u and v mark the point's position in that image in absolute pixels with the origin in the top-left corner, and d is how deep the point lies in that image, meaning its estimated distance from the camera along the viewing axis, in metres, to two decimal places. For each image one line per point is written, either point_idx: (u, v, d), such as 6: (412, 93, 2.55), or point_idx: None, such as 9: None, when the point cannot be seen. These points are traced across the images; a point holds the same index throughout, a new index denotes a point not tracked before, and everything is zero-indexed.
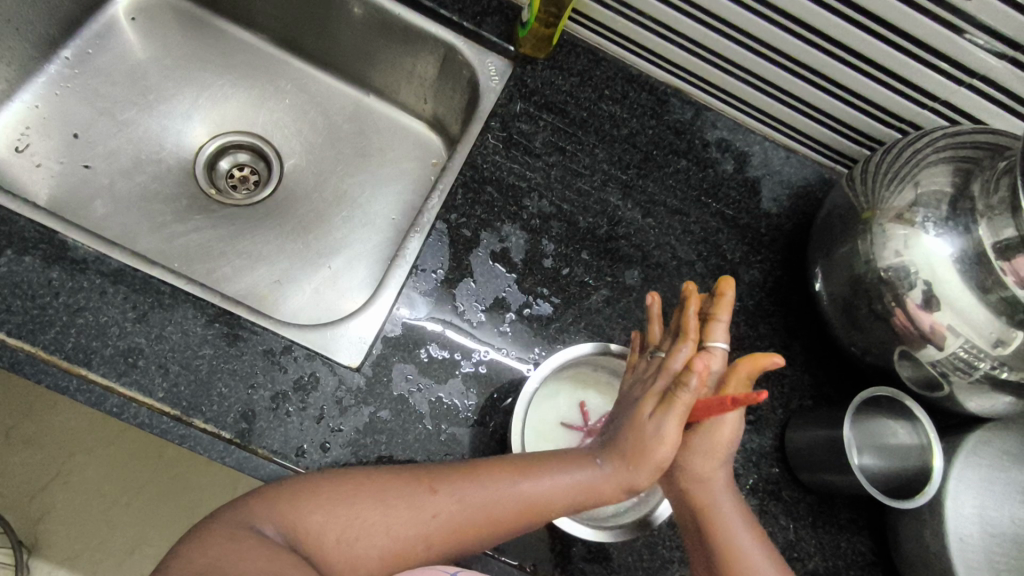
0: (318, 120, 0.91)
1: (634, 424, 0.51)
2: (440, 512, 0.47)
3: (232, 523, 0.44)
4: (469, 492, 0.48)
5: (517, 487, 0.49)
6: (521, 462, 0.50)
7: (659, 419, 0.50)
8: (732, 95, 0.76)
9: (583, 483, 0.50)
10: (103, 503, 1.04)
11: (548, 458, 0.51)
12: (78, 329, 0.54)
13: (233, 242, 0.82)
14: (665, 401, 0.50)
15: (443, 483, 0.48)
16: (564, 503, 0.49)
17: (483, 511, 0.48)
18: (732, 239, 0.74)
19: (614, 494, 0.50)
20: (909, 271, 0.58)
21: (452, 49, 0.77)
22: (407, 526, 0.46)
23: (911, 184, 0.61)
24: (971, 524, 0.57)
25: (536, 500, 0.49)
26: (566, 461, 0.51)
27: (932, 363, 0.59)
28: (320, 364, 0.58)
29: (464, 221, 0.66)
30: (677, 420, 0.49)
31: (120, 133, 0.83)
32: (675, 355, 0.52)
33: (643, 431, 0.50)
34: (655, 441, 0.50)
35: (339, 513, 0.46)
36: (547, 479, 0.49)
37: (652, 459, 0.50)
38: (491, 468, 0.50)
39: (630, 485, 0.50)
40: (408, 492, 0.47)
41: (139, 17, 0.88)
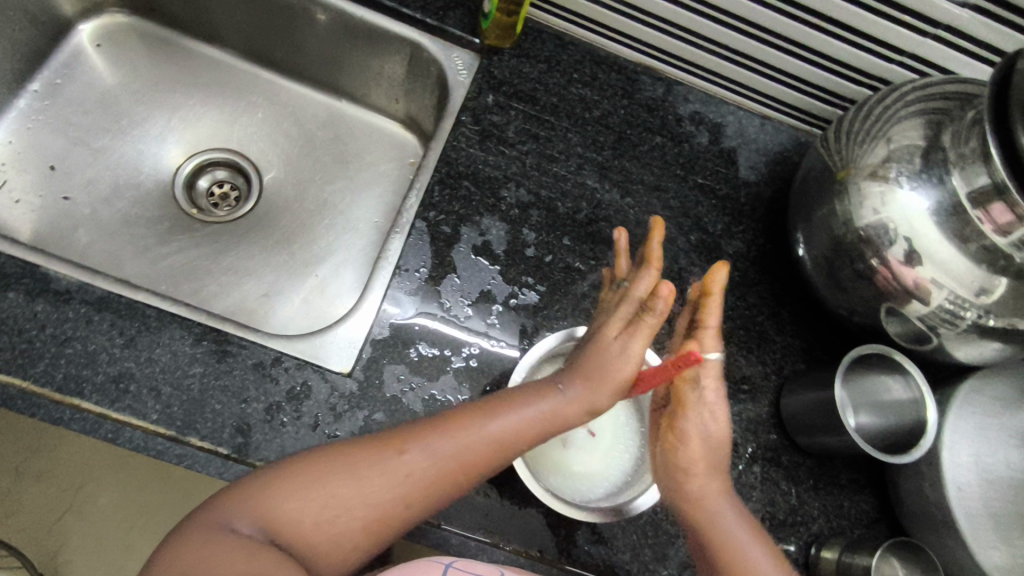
0: (293, 130, 0.91)
1: (598, 348, 0.52)
2: (409, 470, 0.46)
3: (207, 525, 0.41)
4: (438, 445, 0.47)
5: (483, 429, 0.48)
6: (481, 405, 0.50)
7: (622, 342, 0.52)
8: (702, 68, 0.76)
9: (551, 411, 0.50)
10: (119, 529, 1.05)
11: (509, 396, 0.51)
12: (66, 359, 0.54)
13: (218, 259, 0.82)
14: (631, 325, 0.52)
15: (404, 439, 0.47)
16: (536, 432, 0.50)
17: (454, 459, 0.47)
18: (713, 211, 0.74)
19: (584, 413, 0.51)
20: (887, 229, 0.58)
21: (418, 47, 0.77)
22: (382, 491, 0.45)
23: (884, 140, 0.61)
24: (967, 473, 0.58)
25: (505, 438, 0.49)
26: (529, 395, 0.51)
27: (919, 318, 0.60)
28: (310, 373, 0.58)
29: (443, 217, 0.66)
30: (642, 342, 0.51)
31: (96, 161, 0.83)
32: (639, 282, 0.52)
33: (607, 353, 0.52)
34: (623, 360, 0.51)
35: (312, 497, 0.44)
36: (516, 420, 0.49)
37: (616, 378, 0.51)
38: (451, 418, 0.49)
39: (597, 402, 0.51)
40: (373, 455, 0.46)
41: (105, 43, 0.88)
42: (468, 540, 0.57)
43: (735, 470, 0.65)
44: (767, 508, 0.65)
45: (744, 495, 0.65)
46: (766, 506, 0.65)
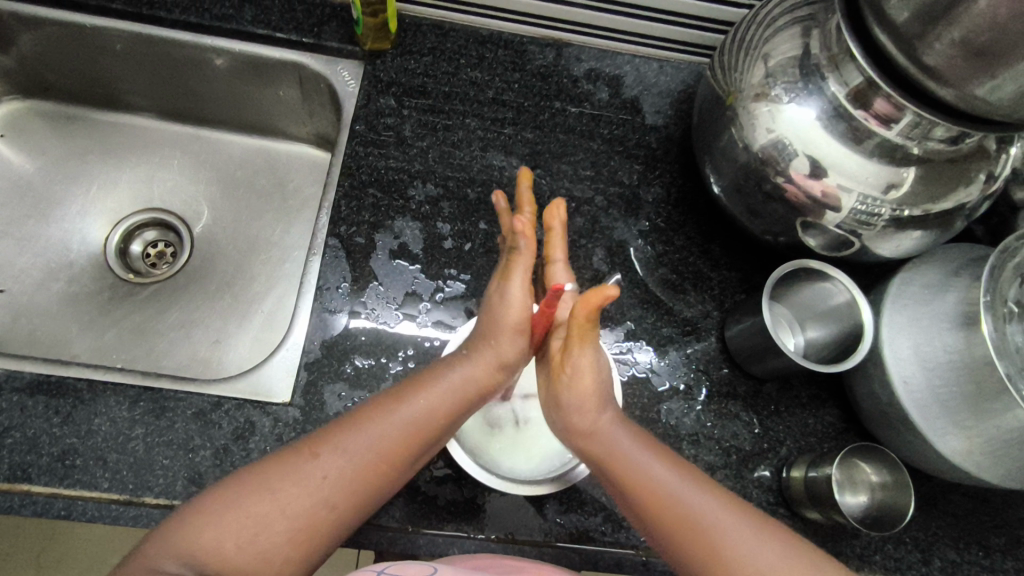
0: (212, 176, 0.91)
1: (489, 302, 0.55)
2: (327, 471, 0.47)
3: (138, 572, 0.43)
4: (352, 442, 0.48)
5: (397, 414, 0.50)
6: (397, 390, 0.52)
7: (504, 285, 0.54)
8: (586, 25, 0.75)
9: (458, 377, 0.52)
10: None
11: (421, 374, 0.53)
12: (9, 449, 0.55)
13: (162, 317, 0.82)
14: (508, 268, 0.54)
15: (324, 443, 0.48)
16: (446, 407, 0.51)
17: (374, 451, 0.48)
18: (625, 163, 0.74)
19: (488, 380, 0.53)
20: (784, 145, 0.58)
21: (304, 68, 0.77)
22: (302, 499, 0.46)
23: (762, 58, 0.60)
24: (910, 366, 0.57)
25: (420, 420, 0.50)
26: (440, 368, 0.53)
27: (838, 226, 0.60)
28: (252, 410, 0.59)
29: (355, 230, 0.67)
30: (519, 280, 0.53)
31: (24, 249, 0.83)
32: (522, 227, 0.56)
33: (495, 303, 0.54)
34: (508, 309, 0.53)
35: (231, 520, 0.44)
36: (422, 397, 0.51)
37: (508, 326, 0.53)
38: (366, 410, 0.50)
39: (502, 360, 0.53)
40: (292, 464, 0.47)
41: (7, 131, 0.87)
42: (437, 537, 0.58)
43: (693, 411, 0.65)
44: (732, 442, 0.65)
45: (706, 435, 0.65)
46: (730, 440, 0.65)
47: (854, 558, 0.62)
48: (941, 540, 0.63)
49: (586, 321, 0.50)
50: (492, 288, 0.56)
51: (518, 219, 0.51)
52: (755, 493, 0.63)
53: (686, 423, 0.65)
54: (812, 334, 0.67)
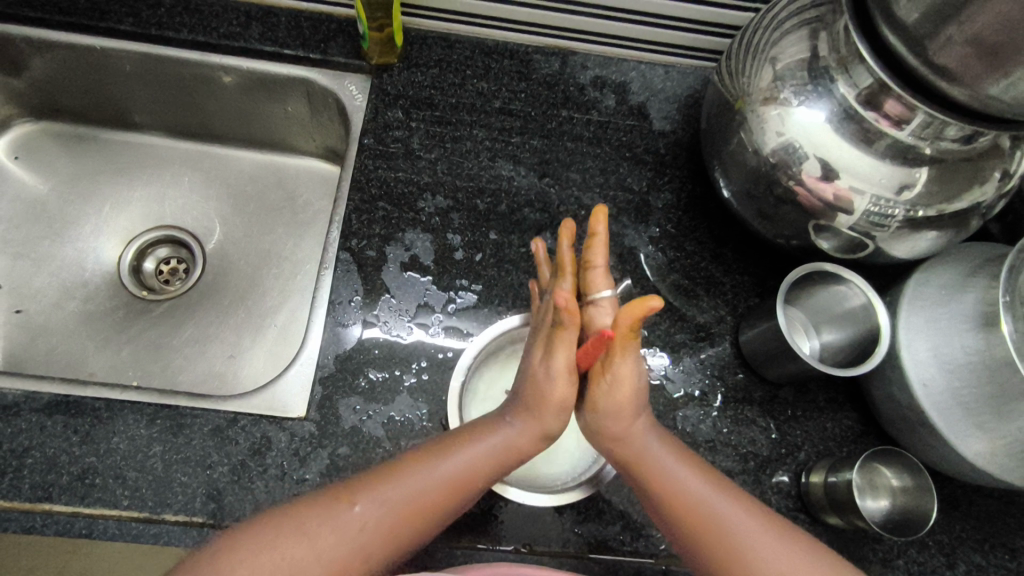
0: (222, 192, 0.91)
1: (530, 374, 0.54)
2: (366, 521, 0.49)
3: None
4: (389, 493, 0.50)
5: (437, 469, 0.51)
6: (438, 444, 0.54)
7: (548, 362, 0.52)
8: (591, 33, 0.76)
9: (499, 445, 0.53)
10: None
11: (462, 433, 0.54)
12: (29, 469, 0.55)
13: (177, 332, 0.82)
14: (552, 341, 0.52)
15: (362, 491, 0.50)
16: (484, 472, 0.53)
17: (410, 503, 0.50)
18: (634, 169, 0.74)
19: (530, 446, 0.54)
20: (795, 149, 0.58)
21: (312, 83, 0.78)
22: (337, 546, 0.47)
23: (770, 61, 0.60)
24: (929, 367, 0.56)
25: (460, 478, 0.52)
26: (479, 432, 0.54)
27: (851, 228, 0.59)
28: (268, 425, 0.59)
29: (366, 243, 0.67)
30: (563, 355, 0.51)
31: (41, 269, 0.84)
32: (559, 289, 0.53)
33: (538, 379, 0.53)
34: (552, 385, 0.52)
35: (265, 561, 0.46)
36: (463, 454, 0.52)
37: (553, 403, 0.53)
38: (406, 462, 0.52)
39: (543, 433, 0.54)
40: (327, 512, 0.48)
41: (21, 153, 0.88)
42: (455, 549, 0.58)
43: (709, 417, 0.65)
44: (749, 447, 0.64)
45: (723, 441, 0.64)
46: (747, 446, 0.64)
47: (878, 563, 0.61)
48: (966, 543, 0.62)
49: (629, 333, 0.48)
50: (531, 358, 0.55)
51: (562, 297, 0.47)
52: (774, 499, 0.63)
53: (703, 430, 0.64)
54: (828, 338, 0.67)
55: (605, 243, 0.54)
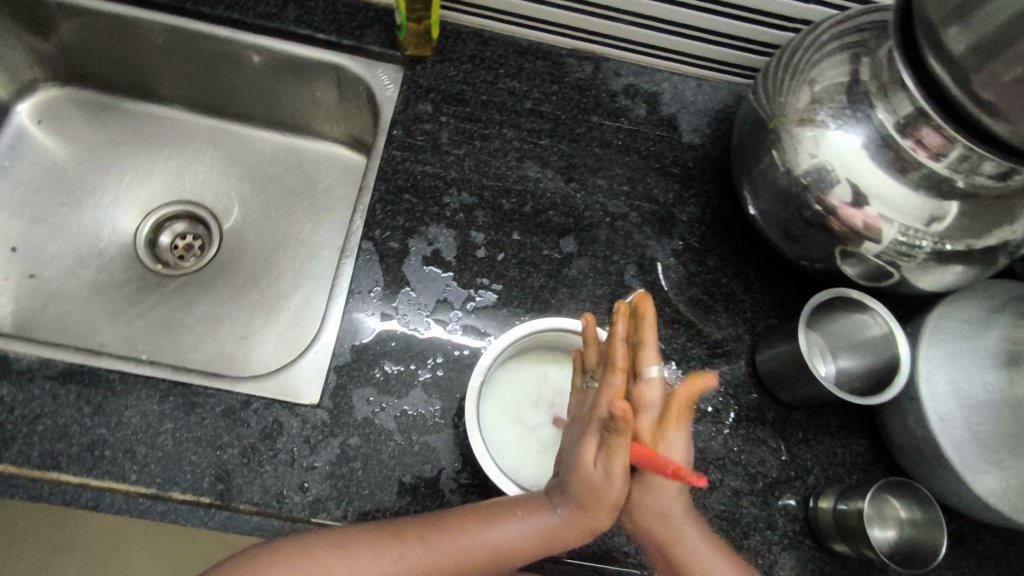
0: (242, 172, 0.91)
1: (587, 433, 0.47)
2: (406, 557, 0.46)
3: None
4: (436, 543, 0.47)
5: (487, 535, 0.47)
6: (496, 506, 0.49)
7: (604, 393, 0.47)
8: (627, 40, 0.75)
9: (541, 533, 0.47)
10: None
11: (512, 504, 0.49)
12: (40, 436, 0.55)
13: (191, 309, 0.82)
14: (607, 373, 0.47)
15: (415, 532, 0.47)
16: (525, 551, 0.47)
17: (448, 560, 0.46)
18: (660, 181, 0.74)
19: (573, 539, 0.48)
20: (828, 172, 0.57)
21: (343, 69, 0.77)
22: (371, 571, 0.45)
23: (809, 83, 0.60)
24: (947, 401, 0.57)
25: (501, 552, 0.47)
26: (527, 509, 0.48)
27: (876, 256, 0.59)
28: (280, 410, 0.59)
29: (389, 234, 0.67)
30: (620, 381, 0.47)
31: (57, 236, 0.84)
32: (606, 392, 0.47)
33: (597, 414, 0.47)
34: (611, 412, 0.46)
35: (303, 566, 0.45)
36: (514, 524, 0.47)
37: (608, 489, 0.46)
38: (466, 516, 0.48)
39: (588, 529, 0.47)
40: (375, 541, 0.46)
41: (45, 117, 0.88)
42: None
43: (721, 435, 0.65)
44: (758, 467, 0.64)
45: (733, 459, 0.64)
46: (756, 466, 0.64)
47: None
48: None
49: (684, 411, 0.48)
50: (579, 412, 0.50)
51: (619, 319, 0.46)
52: (779, 521, 0.63)
53: (715, 447, 0.64)
54: (844, 364, 0.66)
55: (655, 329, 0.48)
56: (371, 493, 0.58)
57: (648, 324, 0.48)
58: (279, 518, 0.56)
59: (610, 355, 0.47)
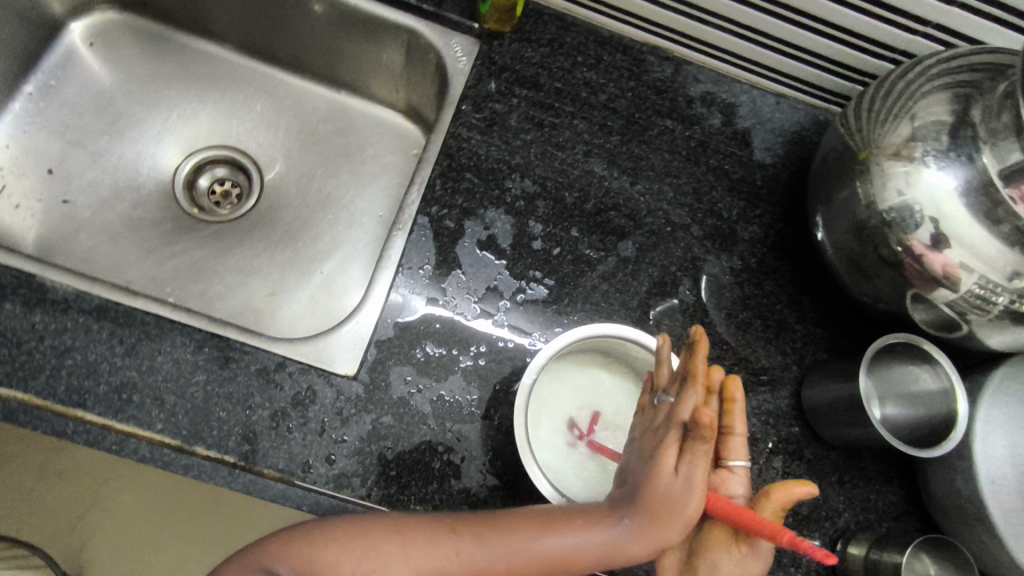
0: (292, 125, 0.86)
1: (652, 480, 0.45)
2: (462, 552, 0.44)
3: (249, 565, 0.44)
4: (493, 541, 0.45)
5: (545, 540, 0.44)
6: (547, 513, 0.46)
7: (682, 469, 0.44)
8: (713, 46, 0.72)
9: (605, 544, 0.44)
10: (147, 537, 0.97)
11: (566, 512, 0.46)
12: (68, 371, 0.55)
13: (224, 259, 0.78)
14: (687, 449, 0.44)
15: (469, 527, 0.45)
16: (588, 561, 0.44)
17: (504, 562, 0.44)
18: (726, 196, 0.71)
19: (645, 550, 0.44)
20: (914, 211, 0.55)
21: (416, 34, 0.74)
22: (430, 563, 0.44)
23: (908, 117, 0.57)
24: (1004, 464, 0.56)
25: (559, 559, 0.44)
26: (582, 518, 0.45)
27: (947, 305, 0.57)
28: (315, 377, 0.58)
29: (445, 212, 0.65)
30: (700, 465, 0.44)
31: (95, 164, 0.80)
32: (683, 403, 0.45)
33: (668, 486, 0.44)
34: (685, 493, 0.44)
35: (357, 550, 0.44)
36: (571, 536, 0.44)
37: (681, 514, 0.44)
38: (520, 516, 0.46)
39: (661, 543, 0.45)
40: (432, 535, 0.45)
41: (98, 40, 0.84)
42: None
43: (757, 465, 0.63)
44: None
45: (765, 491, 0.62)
46: None
47: None
48: None
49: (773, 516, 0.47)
50: (639, 460, 0.47)
51: (706, 411, 0.43)
52: (803, 560, 0.61)
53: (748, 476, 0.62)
54: (889, 411, 0.63)
55: (744, 418, 0.50)
56: (398, 474, 0.56)
57: (738, 410, 0.50)
58: (301, 487, 0.55)
59: (692, 372, 0.45)
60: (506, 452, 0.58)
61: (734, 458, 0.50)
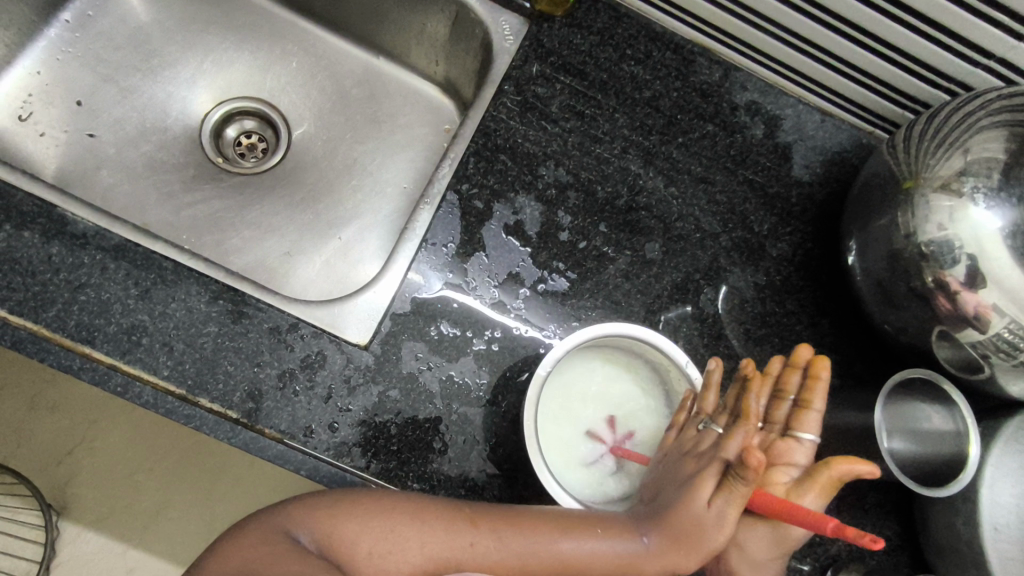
0: (326, 85, 0.84)
1: (685, 505, 0.47)
2: (477, 546, 0.47)
3: (272, 526, 0.47)
4: (510, 537, 0.47)
5: (562, 545, 0.47)
6: (568, 516, 0.49)
7: (716, 504, 0.46)
8: (767, 54, 0.71)
9: (620, 556, 0.47)
10: (130, 483, 0.95)
11: (588, 518, 0.49)
12: (80, 307, 0.54)
13: (243, 212, 0.76)
14: (725, 485, 0.46)
15: (487, 521, 0.48)
16: (599, 569, 0.47)
17: (519, 559, 0.47)
18: (760, 209, 0.70)
19: (659, 569, 0.47)
20: (954, 246, 0.54)
21: (465, 7, 0.72)
22: (443, 549, 0.47)
23: (960, 150, 0.56)
24: (1008, 513, 0.55)
25: (574, 563, 0.47)
26: (603, 527, 0.48)
27: (973, 346, 0.56)
28: (327, 342, 0.57)
29: (475, 192, 0.64)
30: (735, 505, 0.46)
31: (124, 100, 0.78)
32: (731, 440, 0.47)
33: (698, 516, 0.46)
34: (713, 526, 0.46)
35: (377, 526, 0.47)
36: (587, 543, 0.47)
37: (703, 544, 0.46)
38: (540, 518, 0.48)
39: (675, 567, 0.47)
40: (450, 522, 0.48)
41: None
42: None
43: None
44: None
45: None
46: None
47: None
48: None
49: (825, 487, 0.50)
50: (676, 478, 0.50)
51: (757, 459, 0.44)
52: None
53: None
54: (896, 445, 0.60)
55: (825, 395, 0.53)
56: (399, 450, 0.56)
57: (820, 387, 0.53)
58: (300, 451, 0.54)
59: (744, 412, 0.49)
60: (509, 440, 0.58)
61: (805, 431, 0.53)
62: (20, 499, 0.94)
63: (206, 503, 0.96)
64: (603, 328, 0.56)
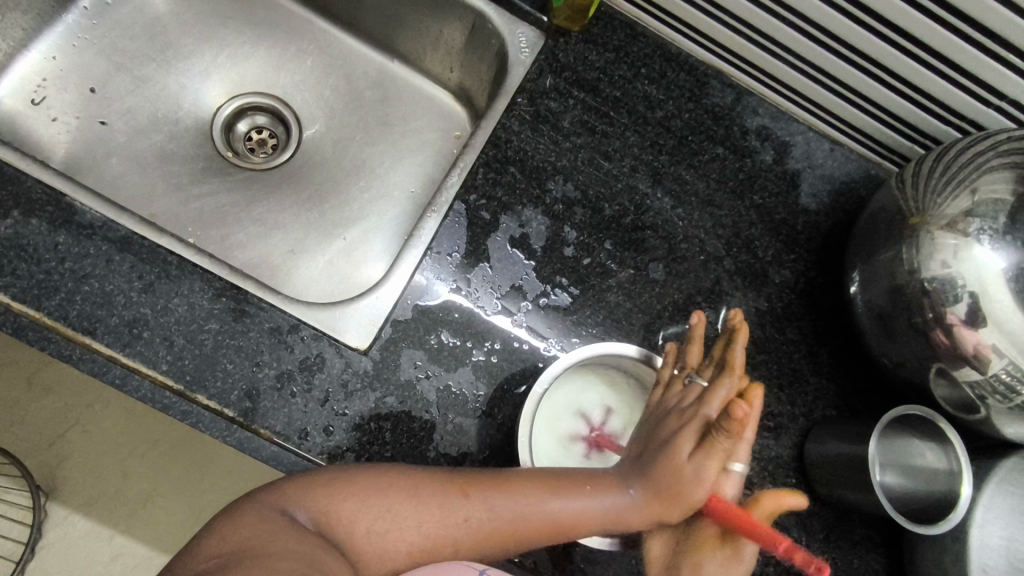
0: (340, 86, 0.84)
1: (671, 464, 0.50)
2: (472, 519, 0.48)
3: (265, 506, 0.45)
4: (502, 502, 0.48)
5: (548, 505, 0.49)
6: (554, 474, 0.51)
7: (699, 462, 0.49)
8: (781, 82, 0.71)
9: (609, 512, 0.50)
10: (119, 469, 0.95)
11: (576, 478, 0.51)
12: (82, 297, 0.54)
13: (249, 207, 0.76)
14: (708, 442, 0.50)
15: (480, 488, 0.49)
16: (590, 524, 0.50)
17: (511, 524, 0.48)
18: (765, 235, 0.70)
19: (641, 523, 0.50)
20: (956, 285, 0.54)
21: (483, 17, 0.73)
22: (439, 527, 0.47)
23: (968, 190, 0.56)
24: (997, 555, 0.56)
25: (563, 522, 0.49)
26: (594, 486, 0.51)
27: (969, 385, 0.56)
28: (326, 345, 0.58)
29: (483, 203, 0.64)
30: (716, 462, 0.49)
31: (137, 89, 0.78)
32: (716, 389, 0.51)
33: (682, 473, 0.50)
34: (695, 482, 0.50)
35: (372, 502, 0.47)
36: (577, 501, 0.50)
37: (686, 499, 0.50)
38: (529, 479, 0.50)
39: (657, 519, 0.50)
40: (443, 498, 0.48)
41: None
42: None
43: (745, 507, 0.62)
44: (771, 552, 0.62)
45: None
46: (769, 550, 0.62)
47: None
48: None
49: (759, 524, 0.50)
50: (659, 434, 0.53)
51: (745, 410, 0.47)
52: None
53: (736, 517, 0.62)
54: (887, 479, 0.60)
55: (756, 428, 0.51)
56: (392, 456, 0.56)
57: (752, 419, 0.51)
58: (293, 453, 0.54)
59: (729, 363, 0.52)
60: (502, 453, 0.58)
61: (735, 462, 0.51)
62: (9, 480, 0.94)
63: (192, 495, 0.95)
64: (596, 349, 0.55)
